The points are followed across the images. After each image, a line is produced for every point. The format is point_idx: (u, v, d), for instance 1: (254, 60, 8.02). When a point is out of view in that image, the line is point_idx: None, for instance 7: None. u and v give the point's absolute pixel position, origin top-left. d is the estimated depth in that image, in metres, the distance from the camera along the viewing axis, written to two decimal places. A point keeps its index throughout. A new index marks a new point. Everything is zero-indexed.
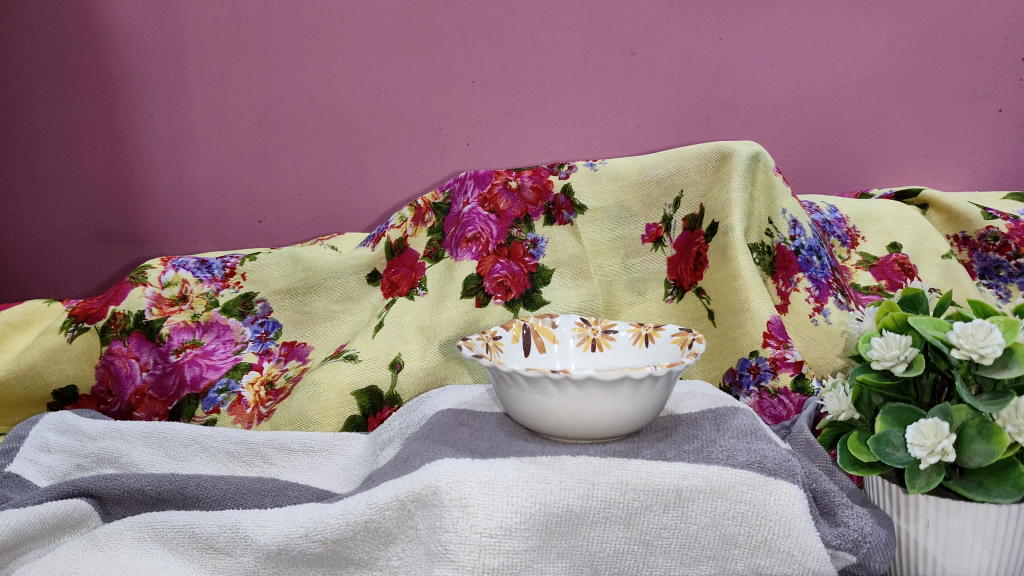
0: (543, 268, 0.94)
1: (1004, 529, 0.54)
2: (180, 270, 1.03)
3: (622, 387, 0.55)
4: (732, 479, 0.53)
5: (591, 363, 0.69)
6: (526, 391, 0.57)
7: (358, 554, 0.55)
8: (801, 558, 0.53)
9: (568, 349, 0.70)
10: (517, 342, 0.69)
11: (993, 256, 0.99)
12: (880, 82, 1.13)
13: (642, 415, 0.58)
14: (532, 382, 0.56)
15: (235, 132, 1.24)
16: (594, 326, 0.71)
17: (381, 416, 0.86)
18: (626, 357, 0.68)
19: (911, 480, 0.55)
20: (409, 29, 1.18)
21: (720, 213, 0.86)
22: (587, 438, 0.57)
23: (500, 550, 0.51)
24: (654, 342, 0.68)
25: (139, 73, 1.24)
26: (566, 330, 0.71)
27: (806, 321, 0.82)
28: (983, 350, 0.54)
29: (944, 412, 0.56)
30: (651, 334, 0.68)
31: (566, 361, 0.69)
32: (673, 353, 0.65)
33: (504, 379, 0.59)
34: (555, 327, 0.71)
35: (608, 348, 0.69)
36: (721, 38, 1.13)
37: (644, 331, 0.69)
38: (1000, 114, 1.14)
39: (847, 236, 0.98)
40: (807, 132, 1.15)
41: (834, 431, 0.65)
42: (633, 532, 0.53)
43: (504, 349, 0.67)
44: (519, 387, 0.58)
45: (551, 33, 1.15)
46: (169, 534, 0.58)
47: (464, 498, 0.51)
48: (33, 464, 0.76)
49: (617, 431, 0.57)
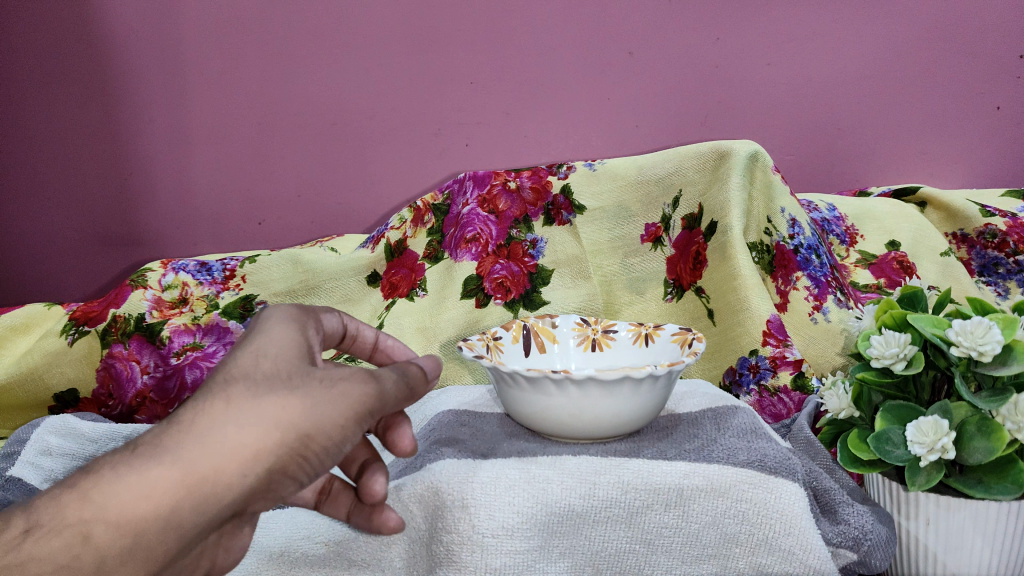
0: (543, 268, 0.95)
1: (1003, 525, 0.54)
2: (180, 273, 1.03)
3: (622, 387, 0.55)
4: (733, 478, 0.54)
5: (592, 363, 0.70)
6: (526, 391, 0.58)
7: (360, 555, 0.54)
8: (802, 556, 0.52)
9: (568, 349, 0.70)
10: (518, 342, 0.69)
11: (992, 253, 0.99)
12: (879, 79, 1.13)
13: (642, 415, 0.58)
14: (533, 382, 0.57)
15: (234, 135, 1.24)
16: (594, 326, 0.71)
17: None
18: (626, 356, 0.69)
19: (911, 478, 0.55)
20: (408, 31, 1.18)
21: (719, 212, 0.86)
22: (589, 437, 0.58)
23: (502, 550, 0.51)
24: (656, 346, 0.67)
25: (139, 76, 1.24)
26: (566, 329, 0.71)
27: (806, 320, 0.82)
28: (982, 347, 0.54)
29: (945, 410, 0.56)
30: (651, 334, 0.69)
31: (566, 361, 0.70)
32: (672, 353, 0.65)
33: (504, 379, 0.59)
34: (555, 327, 0.71)
35: (609, 348, 0.70)
36: (720, 38, 1.13)
37: (644, 330, 0.69)
38: (998, 111, 1.14)
39: (847, 235, 0.99)
40: (805, 131, 1.16)
41: (834, 429, 0.66)
42: (634, 532, 0.53)
43: (506, 349, 0.67)
44: (519, 388, 0.58)
45: (548, 35, 1.15)
46: None
47: (465, 499, 0.52)
48: (35, 468, 0.75)
49: (616, 431, 0.58)
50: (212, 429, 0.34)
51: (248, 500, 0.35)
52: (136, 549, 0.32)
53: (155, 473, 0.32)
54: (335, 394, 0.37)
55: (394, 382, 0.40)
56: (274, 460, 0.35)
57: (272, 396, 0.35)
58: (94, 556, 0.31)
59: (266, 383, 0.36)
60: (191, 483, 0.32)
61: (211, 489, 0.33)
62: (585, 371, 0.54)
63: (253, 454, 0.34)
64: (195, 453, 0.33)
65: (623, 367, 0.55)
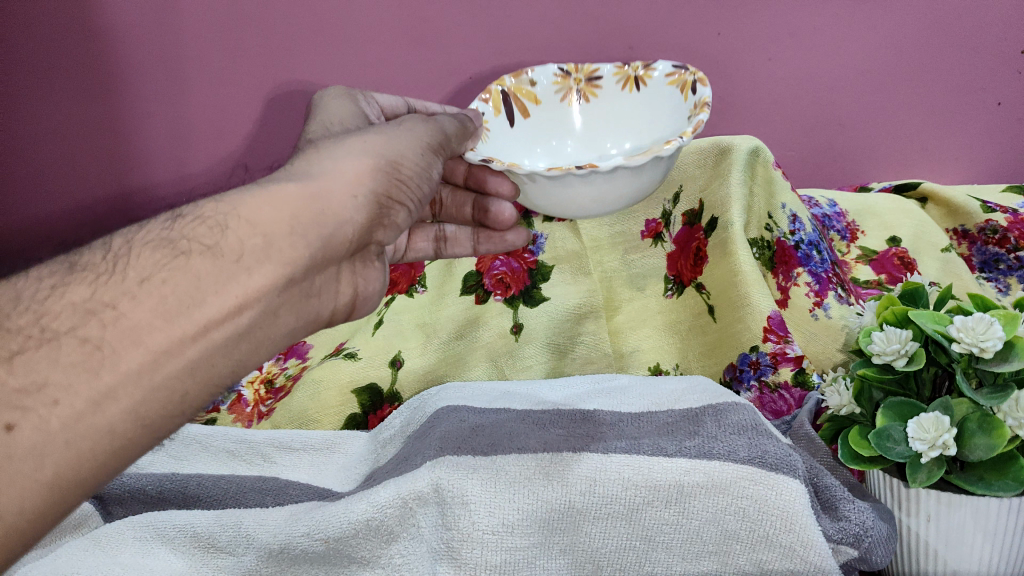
0: (543, 264, 0.95)
1: (1003, 521, 0.54)
2: None
3: (643, 166, 0.64)
4: (733, 475, 0.53)
5: (582, 109, 0.84)
6: (547, 184, 0.66)
7: (360, 552, 0.56)
8: (802, 552, 0.51)
9: (554, 104, 0.84)
10: (501, 114, 0.82)
11: (993, 249, 0.98)
12: (882, 75, 1.11)
13: (642, 184, 0.69)
14: (554, 180, 0.65)
15: (234, 133, 1.26)
16: (578, 76, 0.84)
17: (381, 414, 0.86)
18: (613, 97, 0.83)
19: (911, 474, 0.54)
20: (402, 27, 1.15)
21: (720, 208, 0.86)
22: (590, 211, 0.71)
23: (502, 547, 0.53)
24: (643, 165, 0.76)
25: (129, 72, 1.21)
26: (547, 86, 0.84)
27: (806, 316, 0.82)
28: (983, 343, 0.54)
29: (945, 406, 0.56)
30: (640, 78, 0.82)
31: (555, 114, 0.84)
32: (671, 95, 0.78)
33: (525, 177, 0.66)
34: (536, 87, 0.84)
35: (595, 95, 0.84)
36: (719, 32, 1.09)
37: (631, 75, 0.82)
38: (999, 107, 1.14)
39: (847, 231, 0.99)
40: (804, 128, 1.16)
41: (834, 426, 0.64)
42: (634, 528, 0.54)
43: (492, 126, 0.80)
44: (541, 184, 0.66)
45: (545, 31, 1.13)
46: (170, 533, 0.60)
47: (465, 495, 0.54)
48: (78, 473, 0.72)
49: (619, 202, 0.70)
50: (314, 165, 0.55)
51: (356, 216, 0.55)
52: (275, 238, 0.50)
53: (286, 190, 0.51)
54: (398, 141, 0.61)
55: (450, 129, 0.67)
56: (373, 181, 0.57)
57: (350, 143, 0.58)
58: (230, 245, 0.48)
59: (343, 141, 0.59)
60: (309, 196, 0.52)
61: (324, 202, 0.53)
62: (611, 164, 0.62)
63: (352, 176, 0.56)
64: (310, 178, 0.54)
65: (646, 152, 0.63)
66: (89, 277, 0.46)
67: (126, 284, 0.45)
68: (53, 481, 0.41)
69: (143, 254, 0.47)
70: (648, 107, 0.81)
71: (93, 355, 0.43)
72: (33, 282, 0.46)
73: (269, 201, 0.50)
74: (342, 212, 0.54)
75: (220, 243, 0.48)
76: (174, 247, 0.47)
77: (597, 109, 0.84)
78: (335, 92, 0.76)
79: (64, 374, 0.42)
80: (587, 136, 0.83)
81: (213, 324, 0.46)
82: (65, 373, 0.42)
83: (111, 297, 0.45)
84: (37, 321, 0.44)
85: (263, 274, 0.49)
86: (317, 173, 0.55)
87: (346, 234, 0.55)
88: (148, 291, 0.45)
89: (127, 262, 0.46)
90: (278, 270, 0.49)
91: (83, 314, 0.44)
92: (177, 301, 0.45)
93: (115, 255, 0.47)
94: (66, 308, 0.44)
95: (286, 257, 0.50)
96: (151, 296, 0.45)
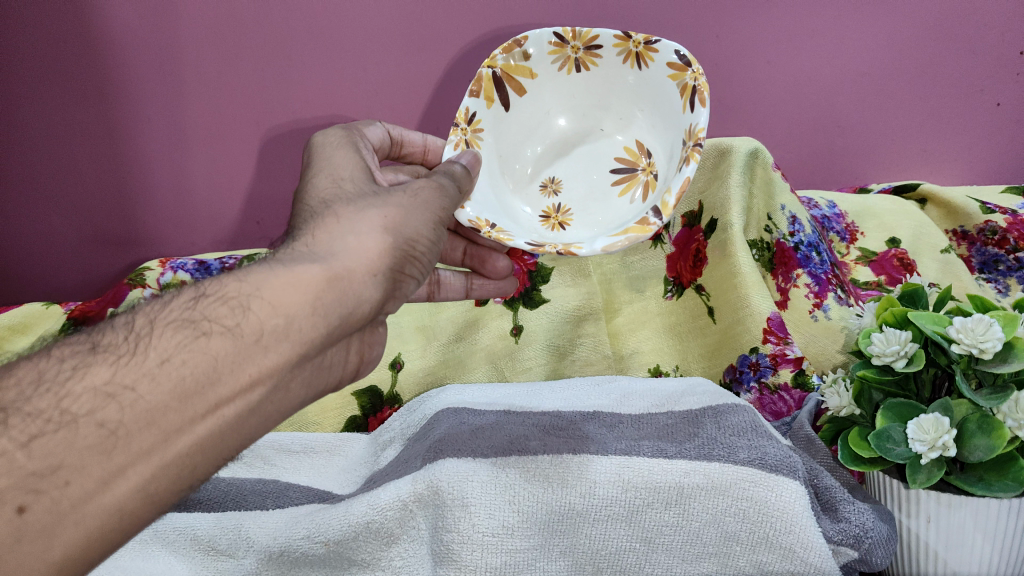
0: (543, 266, 0.93)
1: (1002, 524, 0.54)
2: (178, 272, 1.03)
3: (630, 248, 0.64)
4: (733, 476, 0.53)
5: (579, 79, 0.74)
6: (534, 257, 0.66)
7: (360, 555, 0.56)
8: (802, 554, 0.51)
9: (550, 73, 0.74)
10: (493, 103, 0.73)
11: (992, 250, 0.99)
12: (881, 77, 1.11)
13: None
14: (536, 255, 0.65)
15: None
16: (573, 45, 0.72)
17: (381, 415, 0.87)
18: (614, 71, 0.72)
19: (911, 475, 0.54)
20: None
21: (720, 210, 0.86)
22: None
23: (502, 549, 0.53)
24: (649, 157, 0.71)
25: None
26: (542, 58, 0.73)
27: (806, 317, 0.82)
28: (983, 344, 0.54)
29: (945, 407, 0.56)
30: (643, 54, 0.69)
31: (550, 87, 0.75)
32: (669, 89, 0.68)
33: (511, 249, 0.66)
34: (529, 62, 0.73)
35: (594, 67, 0.73)
36: (718, 35, 1.05)
37: (634, 51, 0.69)
38: (998, 108, 1.15)
39: (847, 232, 1.00)
40: (804, 130, 1.16)
41: (834, 427, 0.64)
42: (634, 530, 0.54)
43: (485, 126, 0.73)
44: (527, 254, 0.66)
45: None
46: (172, 535, 0.61)
47: (464, 498, 0.54)
48: None
49: None
50: (334, 241, 0.52)
51: (374, 293, 0.53)
52: (296, 318, 0.48)
53: (308, 270, 0.49)
54: (410, 209, 0.58)
55: (455, 193, 0.62)
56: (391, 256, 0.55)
57: (370, 212, 0.55)
58: (251, 326, 0.47)
59: (363, 211, 0.55)
60: (331, 277, 0.50)
61: (346, 283, 0.51)
62: (590, 249, 0.62)
63: (371, 253, 0.53)
64: (331, 257, 0.51)
65: (627, 233, 0.63)
66: (109, 358, 0.44)
67: (147, 366, 0.44)
68: (60, 563, 0.40)
69: (164, 334, 0.45)
70: (649, 91, 0.71)
71: (109, 439, 0.42)
72: (54, 365, 0.45)
73: (292, 282, 0.48)
74: (362, 291, 0.52)
75: (240, 323, 0.46)
76: (196, 327, 0.46)
77: (597, 79, 0.74)
78: (332, 136, 0.69)
79: (79, 456, 0.41)
80: (585, 109, 0.75)
81: (224, 401, 0.45)
82: (80, 455, 0.41)
83: (130, 379, 0.43)
84: (57, 404, 0.42)
85: (278, 353, 0.47)
86: (339, 251, 0.52)
87: (364, 313, 0.53)
88: (167, 372, 0.44)
89: (148, 342, 0.45)
90: (293, 350, 0.48)
91: (102, 397, 0.43)
92: (193, 385, 0.44)
93: (136, 337, 0.46)
94: (86, 391, 0.43)
95: (303, 336, 0.48)
96: (168, 378, 0.44)
